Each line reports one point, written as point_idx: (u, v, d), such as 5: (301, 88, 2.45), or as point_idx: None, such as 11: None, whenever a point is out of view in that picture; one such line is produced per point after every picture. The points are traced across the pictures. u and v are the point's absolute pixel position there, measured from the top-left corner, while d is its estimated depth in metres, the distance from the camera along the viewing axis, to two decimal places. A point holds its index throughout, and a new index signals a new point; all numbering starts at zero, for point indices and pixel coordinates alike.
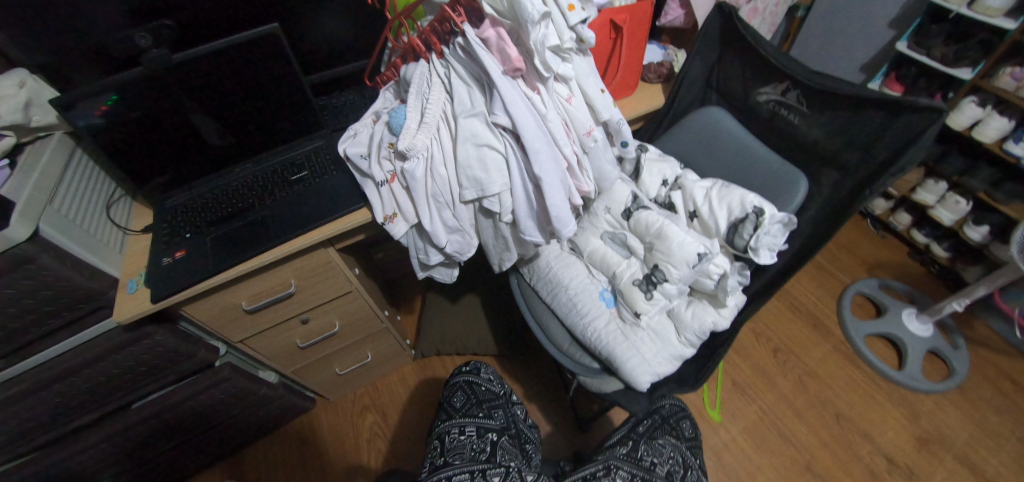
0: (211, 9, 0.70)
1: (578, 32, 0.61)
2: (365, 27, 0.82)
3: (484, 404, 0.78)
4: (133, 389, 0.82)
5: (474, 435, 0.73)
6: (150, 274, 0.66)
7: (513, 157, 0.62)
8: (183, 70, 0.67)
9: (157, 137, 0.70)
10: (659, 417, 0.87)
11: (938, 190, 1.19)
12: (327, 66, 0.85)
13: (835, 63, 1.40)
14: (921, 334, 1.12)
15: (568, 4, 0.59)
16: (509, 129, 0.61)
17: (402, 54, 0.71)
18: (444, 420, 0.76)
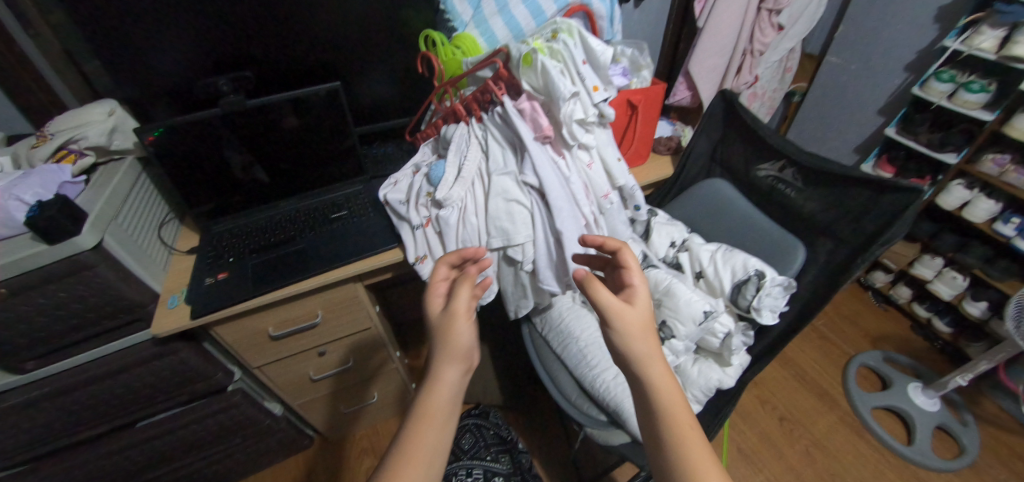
0: (282, 66, 0.81)
1: (600, 109, 0.71)
2: (410, 90, 0.93)
3: (492, 447, 0.79)
4: (145, 406, 0.83)
5: (481, 478, 0.74)
6: (191, 292, 0.71)
7: (537, 212, 0.69)
8: (251, 117, 0.76)
9: (218, 171, 0.79)
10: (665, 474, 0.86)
11: (934, 265, 1.24)
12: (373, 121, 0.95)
13: (829, 144, 1.52)
14: (929, 409, 1.12)
15: (593, 85, 0.69)
16: (536, 188, 0.69)
17: (443, 116, 0.81)
18: (451, 461, 0.76)
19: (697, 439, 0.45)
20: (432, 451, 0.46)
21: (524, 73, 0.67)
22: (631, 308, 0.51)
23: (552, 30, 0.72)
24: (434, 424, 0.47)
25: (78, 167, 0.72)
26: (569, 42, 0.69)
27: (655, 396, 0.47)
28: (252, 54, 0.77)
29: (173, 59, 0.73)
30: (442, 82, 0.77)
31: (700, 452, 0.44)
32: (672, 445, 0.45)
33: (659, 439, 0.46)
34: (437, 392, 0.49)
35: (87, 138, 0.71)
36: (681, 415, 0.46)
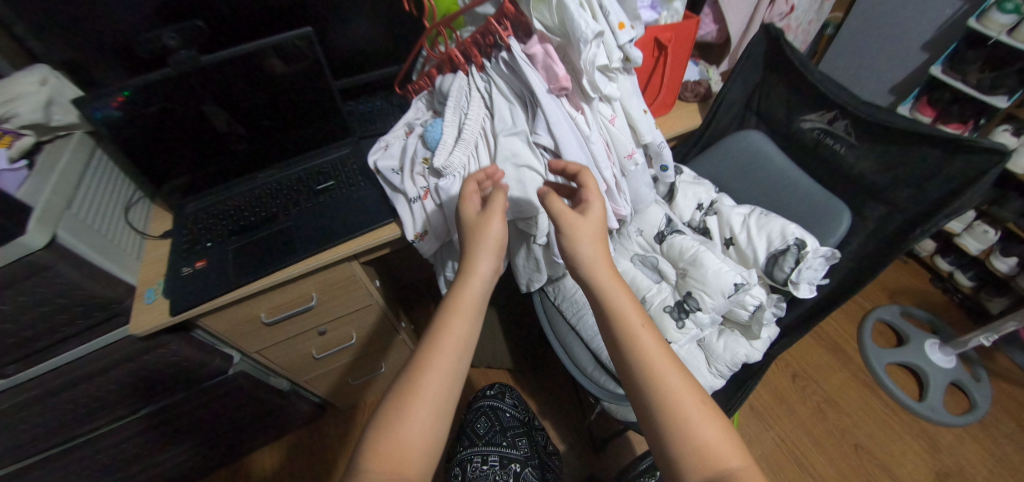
0: (244, 12, 0.68)
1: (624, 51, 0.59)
2: (398, 34, 0.80)
3: (508, 431, 0.77)
4: (143, 395, 0.80)
5: (497, 465, 0.72)
6: (169, 283, 0.64)
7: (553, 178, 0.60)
8: (210, 72, 0.64)
9: (180, 139, 0.68)
10: None
11: (966, 218, 1.17)
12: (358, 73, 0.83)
13: (863, 83, 1.38)
14: (944, 366, 1.11)
15: (619, 22, 0.56)
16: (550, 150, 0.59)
17: (439, 64, 0.69)
18: (466, 447, 0.76)
19: (649, 332, 0.49)
20: (461, 337, 0.50)
21: (534, 8, 0.55)
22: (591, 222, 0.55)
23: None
24: (464, 311, 0.51)
25: (16, 150, 0.60)
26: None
27: (611, 301, 0.51)
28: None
29: (107, 8, 0.60)
30: (433, 22, 0.64)
31: (651, 343, 0.48)
32: (627, 339, 0.49)
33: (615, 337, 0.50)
34: (471, 284, 0.53)
35: (20, 114, 0.59)
36: (635, 317, 0.50)
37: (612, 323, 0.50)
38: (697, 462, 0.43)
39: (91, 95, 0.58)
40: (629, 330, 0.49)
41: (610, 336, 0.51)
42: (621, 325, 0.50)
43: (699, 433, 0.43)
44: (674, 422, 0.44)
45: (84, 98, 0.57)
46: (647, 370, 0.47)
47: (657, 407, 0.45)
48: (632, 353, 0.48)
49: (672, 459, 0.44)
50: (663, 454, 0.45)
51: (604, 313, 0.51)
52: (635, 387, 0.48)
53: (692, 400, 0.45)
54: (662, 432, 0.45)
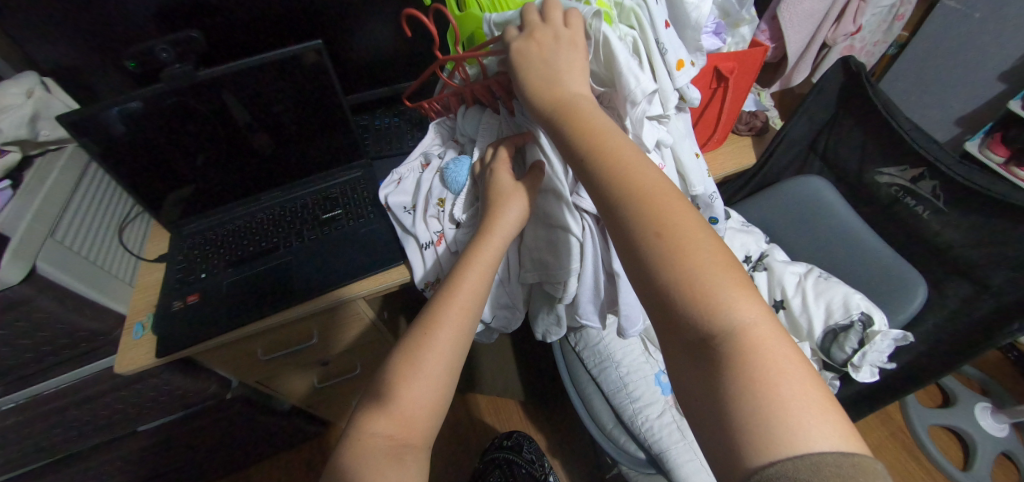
0: (254, 19, 0.61)
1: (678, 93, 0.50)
2: (424, 47, 0.72)
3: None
4: (136, 418, 0.77)
5: None
6: (158, 321, 0.59)
7: (591, 245, 0.50)
8: (214, 88, 0.58)
9: (187, 156, 0.63)
10: None
11: None
12: (375, 85, 0.75)
13: (925, 111, 1.26)
14: (995, 434, 1.01)
15: (677, 61, 0.48)
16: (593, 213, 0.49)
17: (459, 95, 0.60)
18: None
19: (628, 153, 0.36)
20: (476, 295, 0.46)
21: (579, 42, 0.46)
22: (555, 52, 0.43)
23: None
24: (482, 267, 0.47)
25: (1, 168, 0.56)
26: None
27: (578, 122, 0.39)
28: (208, 3, 0.57)
29: (99, 13, 0.53)
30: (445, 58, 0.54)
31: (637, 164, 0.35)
32: (601, 165, 0.36)
33: (583, 160, 0.37)
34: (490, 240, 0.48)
35: (2, 130, 0.55)
36: (609, 138, 0.37)
37: (581, 145, 0.38)
38: (695, 312, 0.29)
39: (88, 108, 0.52)
40: (602, 153, 0.37)
41: (579, 160, 0.38)
42: (595, 149, 0.37)
43: (699, 269, 0.30)
44: (662, 261, 0.31)
45: (93, 106, 0.52)
46: (625, 197, 0.34)
47: (639, 239, 0.32)
48: (607, 175, 0.35)
49: (663, 308, 0.31)
50: (652, 303, 0.32)
51: (572, 136, 0.39)
52: (609, 227, 0.35)
53: (692, 233, 0.31)
54: (648, 275, 0.31)
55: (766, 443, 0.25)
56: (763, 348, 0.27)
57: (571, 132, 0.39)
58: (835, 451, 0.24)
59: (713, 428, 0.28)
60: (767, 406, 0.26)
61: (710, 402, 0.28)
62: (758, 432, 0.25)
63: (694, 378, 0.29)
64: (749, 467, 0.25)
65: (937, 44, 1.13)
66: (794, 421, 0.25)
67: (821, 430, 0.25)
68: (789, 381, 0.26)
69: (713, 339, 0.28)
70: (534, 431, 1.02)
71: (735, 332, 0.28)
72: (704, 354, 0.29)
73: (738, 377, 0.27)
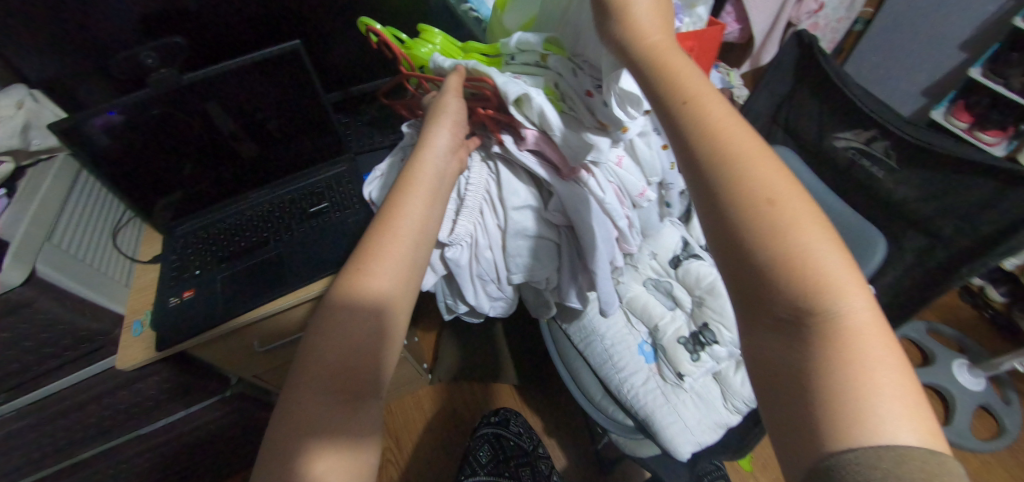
0: (231, 23, 0.63)
1: (602, 118, 0.49)
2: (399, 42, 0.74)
3: (512, 462, 0.86)
4: (139, 419, 0.79)
5: None
6: (157, 317, 0.62)
7: (566, 250, 0.59)
8: (198, 91, 0.61)
9: (177, 161, 0.66)
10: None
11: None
12: (331, 87, 0.77)
13: (893, 84, 1.30)
14: (973, 388, 1.05)
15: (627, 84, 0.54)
16: (565, 225, 0.57)
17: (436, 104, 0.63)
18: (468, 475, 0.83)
19: (732, 129, 0.33)
20: (411, 227, 0.47)
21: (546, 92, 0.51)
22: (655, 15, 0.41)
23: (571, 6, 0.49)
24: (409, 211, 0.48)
25: None
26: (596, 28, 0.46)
27: (676, 88, 0.36)
28: (189, 10, 0.59)
29: (83, 25, 0.56)
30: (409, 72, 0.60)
31: (739, 136, 0.32)
32: (697, 135, 0.33)
33: (675, 120, 0.35)
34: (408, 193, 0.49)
35: None
36: (707, 108, 0.34)
37: (674, 110, 0.35)
38: (792, 288, 0.27)
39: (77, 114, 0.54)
40: (701, 127, 0.33)
41: (675, 125, 0.35)
42: (693, 120, 0.34)
43: (807, 251, 0.28)
44: (763, 240, 0.28)
45: (79, 115, 0.54)
46: (725, 170, 0.31)
47: (735, 207, 0.30)
48: (706, 149, 0.32)
49: (754, 281, 0.29)
50: (744, 282, 0.29)
51: (665, 103, 0.36)
52: (702, 196, 0.32)
53: (799, 212, 0.29)
54: (741, 246, 0.29)
55: (845, 429, 0.24)
56: (859, 342, 0.26)
57: (666, 95, 0.36)
58: (922, 447, 0.23)
59: (788, 416, 0.26)
60: (850, 397, 0.24)
61: (793, 383, 0.27)
62: (842, 415, 0.24)
63: (781, 356, 0.28)
64: (823, 451, 0.24)
65: (899, 19, 1.17)
66: (878, 411, 0.24)
67: (906, 424, 0.24)
68: (883, 377, 0.25)
69: (808, 316, 0.27)
70: (530, 413, 1.04)
71: (836, 318, 0.26)
72: (793, 331, 0.27)
73: (829, 358, 0.26)
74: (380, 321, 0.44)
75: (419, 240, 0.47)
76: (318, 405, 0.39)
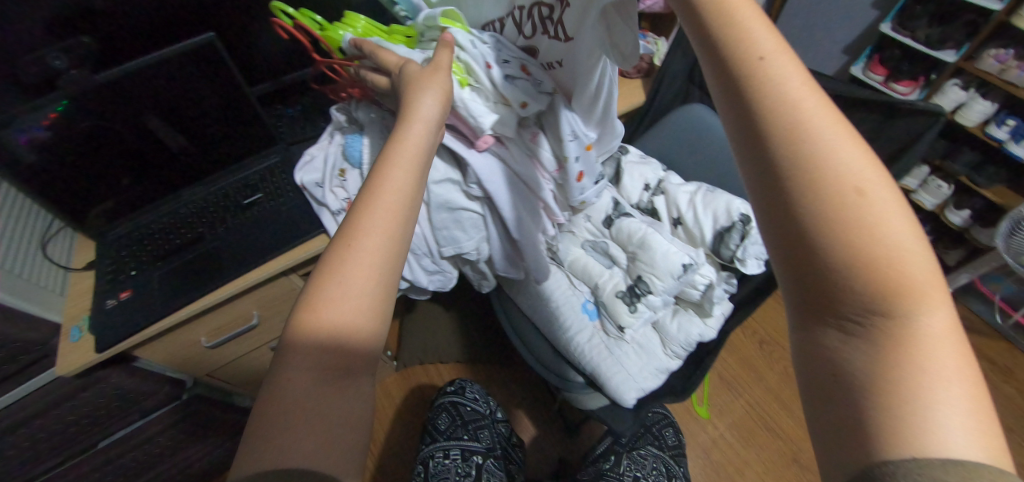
0: (143, 16, 0.61)
1: (500, 91, 0.53)
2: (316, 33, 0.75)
3: (470, 425, 0.91)
4: (92, 432, 0.77)
5: (458, 458, 0.87)
6: (95, 320, 0.61)
7: (491, 220, 0.62)
8: (116, 90, 0.60)
9: (109, 169, 0.66)
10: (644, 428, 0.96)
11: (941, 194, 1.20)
12: (263, 79, 0.78)
13: (817, 46, 1.36)
14: None
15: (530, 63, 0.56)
16: (484, 198, 0.60)
17: (359, 86, 0.64)
18: (428, 443, 0.90)
19: (823, 118, 0.29)
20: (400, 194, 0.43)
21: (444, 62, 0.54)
22: None
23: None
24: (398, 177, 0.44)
25: None
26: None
27: (755, 68, 0.31)
28: (97, 5, 0.57)
29: None
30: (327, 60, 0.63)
31: (829, 128, 0.29)
32: (772, 121, 0.30)
33: (745, 97, 0.31)
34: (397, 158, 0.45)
35: None
36: (792, 89, 0.30)
37: (753, 94, 0.31)
38: (867, 291, 0.26)
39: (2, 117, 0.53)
40: (786, 116, 0.29)
41: (750, 112, 0.31)
42: (776, 110, 0.30)
43: (892, 257, 0.26)
44: (843, 247, 0.27)
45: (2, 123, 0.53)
46: (809, 166, 0.28)
47: (805, 201, 0.28)
48: (782, 137, 0.29)
49: (822, 281, 0.28)
50: (808, 281, 0.29)
51: (740, 85, 0.31)
52: (770, 190, 0.30)
53: (891, 216, 0.27)
54: (813, 248, 0.28)
55: (898, 435, 0.24)
56: (931, 353, 0.25)
57: (742, 76, 0.31)
58: (991, 464, 0.23)
59: (836, 415, 0.27)
60: (914, 406, 0.24)
61: (843, 385, 0.27)
62: (897, 424, 0.24)
63: (845, 358, 0.27)
64: (873, 457, 0.24)
65: None
66: (929, 420, 0.24)
67: (974, 439, 0.23)
68: (953, 389, 0.24)
69: (880, 322, 0.26)
70: (497, 388, 1.07)
71: (911, 326, 0.26)
72: (862, 335, 0.27)
73: (898, 367, 0.25)
74: (373, 306, 0.40)
75: (403, 217, 0.43)
76: (307, 401, 0.36)
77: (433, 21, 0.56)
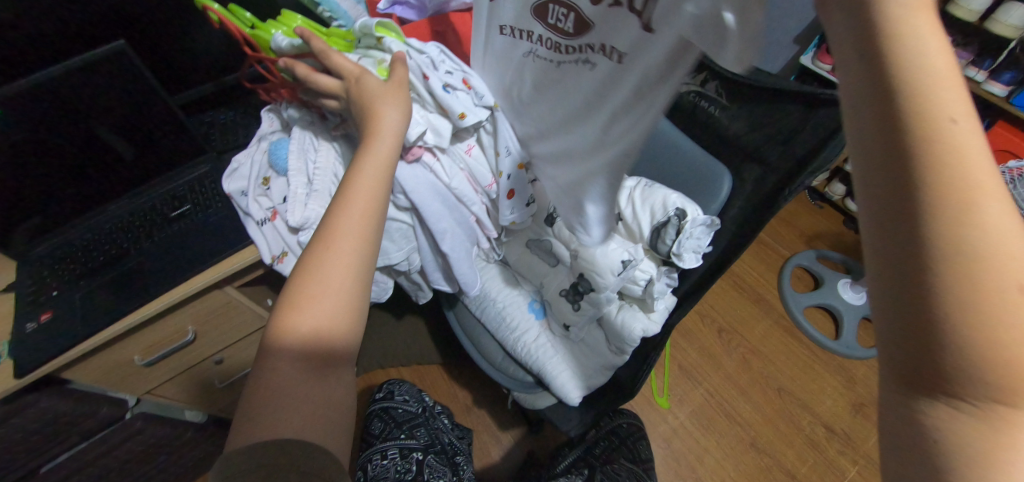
0: (53, 23, 0.58)
1: (440, 102, 0.53)
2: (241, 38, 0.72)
3: (405, 424, 0.92)
4: (27, 460, 0.74)
5: (396, 456, 0.87)
6: (13, 344, 0.58)
7: (420, 230, 0.62)
8: (22, 103, 0.57)
9: (48, 187, 0.64)
10: (616, 439, 0.94)
11: None
12: (199, 81, 0.76)
13: None
14: (855, 303, 1.18)
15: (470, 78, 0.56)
16: (412, 209, 0.60)
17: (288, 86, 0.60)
18: (368, 448, 0.90)
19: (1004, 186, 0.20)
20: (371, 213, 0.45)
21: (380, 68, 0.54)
22: None
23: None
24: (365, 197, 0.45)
25: None
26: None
27: (928, 100, 0.20)
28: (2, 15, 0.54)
29: None
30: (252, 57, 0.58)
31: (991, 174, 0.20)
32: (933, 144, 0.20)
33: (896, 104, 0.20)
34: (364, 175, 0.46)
35: None
36: (972, 140, 0.20)
37: (913, 140, 0.20)
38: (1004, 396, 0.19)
39: None
40: (955, 172, 0.20)
41: (904, 164, 0.20)
42: (934, 128, 0.20)
43: None
44: (982, 351, 0.19)
45: None
46: (965, 251, 0.19)
47: (951, 273, 0.19)
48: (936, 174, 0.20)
49: (940, 367, 0.20)
50: (919, 362, 0.21)
51: (901, 105, 0.20)
52: (896, 265, 0.21)
53: None
54: (938, 339, 0.20)
55: None
56: None
57: (908, 114, 0.20)
58: None
59: None
60: None
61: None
62: None
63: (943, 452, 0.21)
64: None
65: None
66: None
67: None
68: None
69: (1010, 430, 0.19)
70: (459, 388, 1.07)
71: None
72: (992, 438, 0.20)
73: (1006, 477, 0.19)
74: (344, 322, 0.41)
75: (374, 215, 0.45)
76: (295, 387, 0.38)
77: (369, 30, 0.53)
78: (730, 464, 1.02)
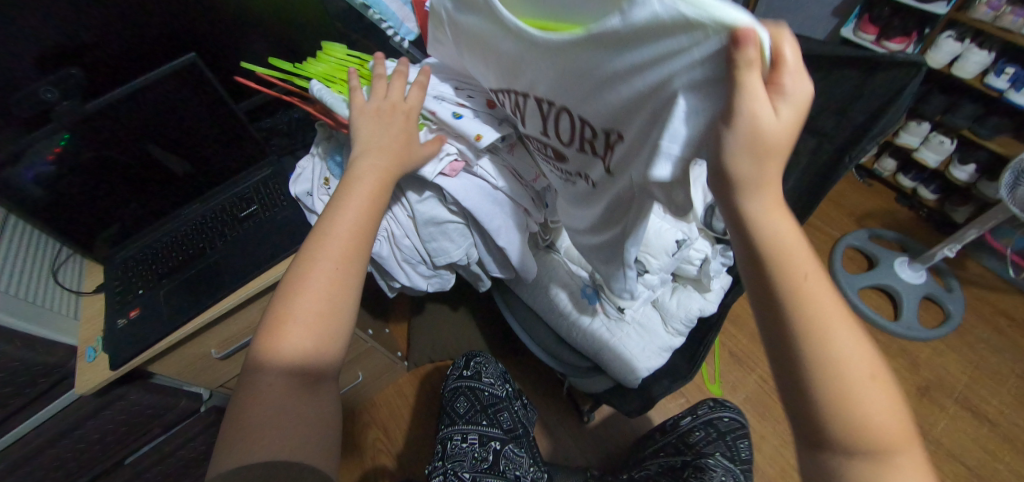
0: (127, 42, 0.62)
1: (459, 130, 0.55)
2: (286, 45, 0.75)
3: (487, 409, 0.93)
4: (121, 448, 0.80)
5: (475, 442, 0.88)
6: (106, 340, 0.63)
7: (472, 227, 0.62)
8: (106, 118, 0.63)
9: (114, 195, 0.69)
10: (716, 433, 0.88)
11: (921, 131, 1.21)
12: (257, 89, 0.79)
13: (804, 12, 1.33)
14: (915, 282, 1.17)
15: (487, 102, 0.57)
16: (461, 208, 0.59)
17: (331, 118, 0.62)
18: (448, 425, 0.93)
19: (837, 311, 0.31)
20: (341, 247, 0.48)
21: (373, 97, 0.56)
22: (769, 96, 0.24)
23: (583, 50, 0.32)
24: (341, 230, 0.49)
25: None
26: (636, 107, 0.31)
27: (793, 265, 0.30)
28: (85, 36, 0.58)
29: None
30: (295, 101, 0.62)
31: (835, 312, 0.31)
32: (789, 295, 0.30)
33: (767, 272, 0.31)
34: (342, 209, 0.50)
35: None
36: (817, 289, 0.30)
37: (781, 289, 0.31)
38: (860, 452, 0.30)
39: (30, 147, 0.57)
40: (812, 315, 0.30)
41: (776, 304, 0.31)
42: (793, 285, 0.30)
43: (877, 426, 0.30)
44: (843, 423, 0.30)
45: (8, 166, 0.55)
46: (822, 363, 0.30)
47: (811, 375, 0.30)
48: (799, 314, 0.30)
49: (813, 433, 0.31)
50: (804, 428, 0.32)
51: (770, 269, 0.31)
52: (787, 368, 0.31)
53: (876, 391, 0.30)
54: (816, 419, 0.31)
55: None
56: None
57: (776, 273, 0.30)
58: None
59: None
60: None
61: None
62: None
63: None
64: None
65: None
66: None
67: None
68: None
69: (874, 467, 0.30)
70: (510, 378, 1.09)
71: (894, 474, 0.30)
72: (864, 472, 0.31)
73: None
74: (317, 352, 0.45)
75: (351, 258, 0.48)
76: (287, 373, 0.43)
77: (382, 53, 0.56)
78: (791, 451, 0.99)
